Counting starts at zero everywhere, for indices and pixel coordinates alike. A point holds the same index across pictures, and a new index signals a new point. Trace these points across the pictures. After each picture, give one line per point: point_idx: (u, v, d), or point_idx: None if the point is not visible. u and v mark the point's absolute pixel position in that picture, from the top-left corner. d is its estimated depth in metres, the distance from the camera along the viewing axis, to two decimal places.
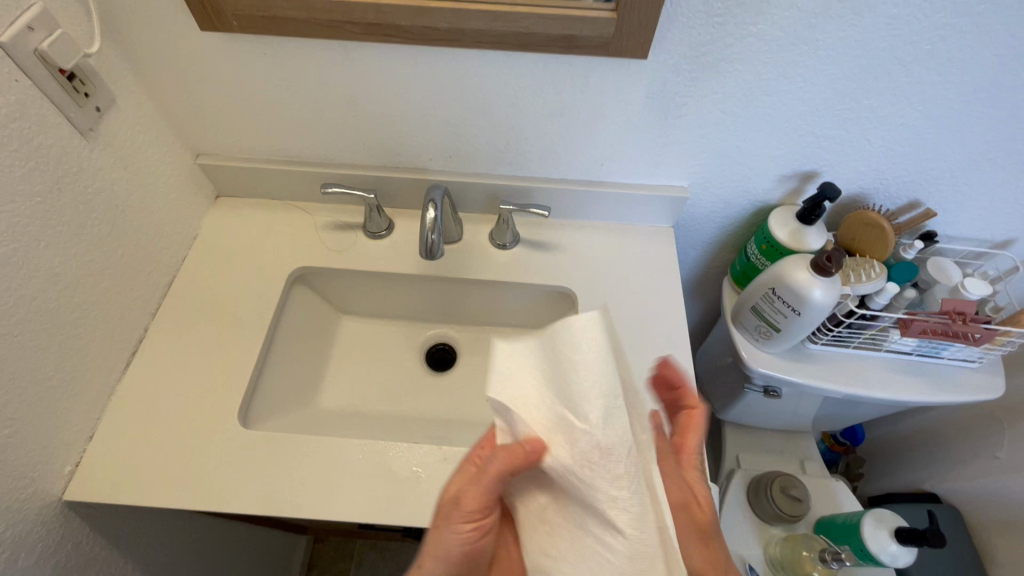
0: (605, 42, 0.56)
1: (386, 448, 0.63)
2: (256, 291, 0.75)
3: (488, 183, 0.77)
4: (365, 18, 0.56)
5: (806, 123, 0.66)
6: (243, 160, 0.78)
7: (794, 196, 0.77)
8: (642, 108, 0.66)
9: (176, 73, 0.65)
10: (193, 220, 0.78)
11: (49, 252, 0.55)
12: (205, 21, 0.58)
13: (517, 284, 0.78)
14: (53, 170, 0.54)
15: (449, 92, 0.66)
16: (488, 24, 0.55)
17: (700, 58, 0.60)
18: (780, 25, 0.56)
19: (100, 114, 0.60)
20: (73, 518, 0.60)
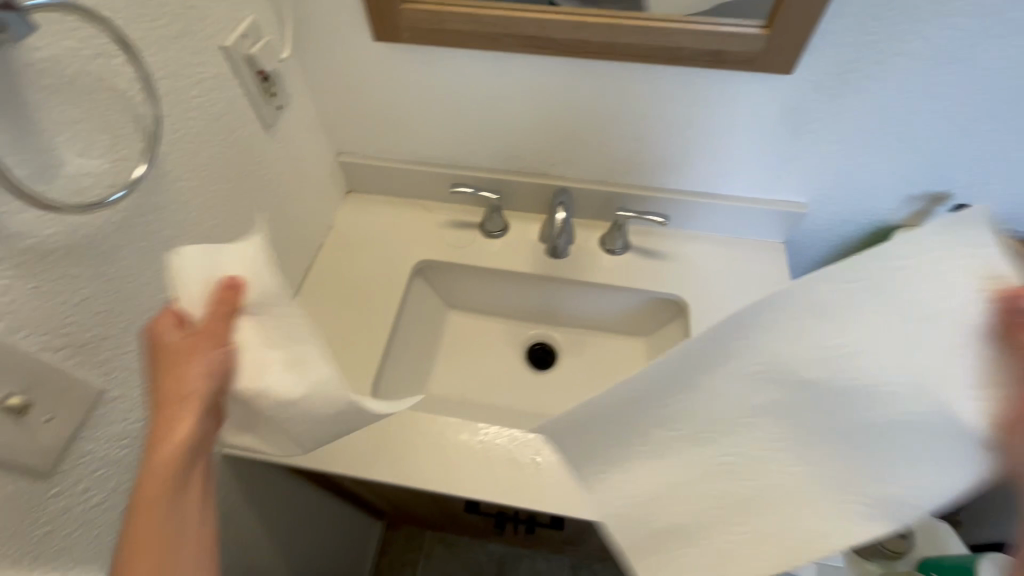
0: (753, 57, 0.59)
1: (504, 437, 0.68)
2: (382, 279, 0.81)
3: (605, 189, 0.80)
4: (525, 31, 0.60)
5: (945, 143, 0.65)
6: (378, 159, 0.84)
7: (920, 217, 0.76)
8: (774, 121, 0.67)
9: (340, 77, 0.73)
10: (329, 212, 0.85)
11: (235, 230, 0.62)
12: (381, 33, 0.65)
13: (621, 288, 0.81)
14: (244, 158, 0.62)
15: (584, 100, 0.69)
16: (640, 39, 0.59)
17: (843, 76, 0.61)
18: (935, 44, 0.56)
19: (280, 112, 0.68)
20: (225, 471, 0.67)
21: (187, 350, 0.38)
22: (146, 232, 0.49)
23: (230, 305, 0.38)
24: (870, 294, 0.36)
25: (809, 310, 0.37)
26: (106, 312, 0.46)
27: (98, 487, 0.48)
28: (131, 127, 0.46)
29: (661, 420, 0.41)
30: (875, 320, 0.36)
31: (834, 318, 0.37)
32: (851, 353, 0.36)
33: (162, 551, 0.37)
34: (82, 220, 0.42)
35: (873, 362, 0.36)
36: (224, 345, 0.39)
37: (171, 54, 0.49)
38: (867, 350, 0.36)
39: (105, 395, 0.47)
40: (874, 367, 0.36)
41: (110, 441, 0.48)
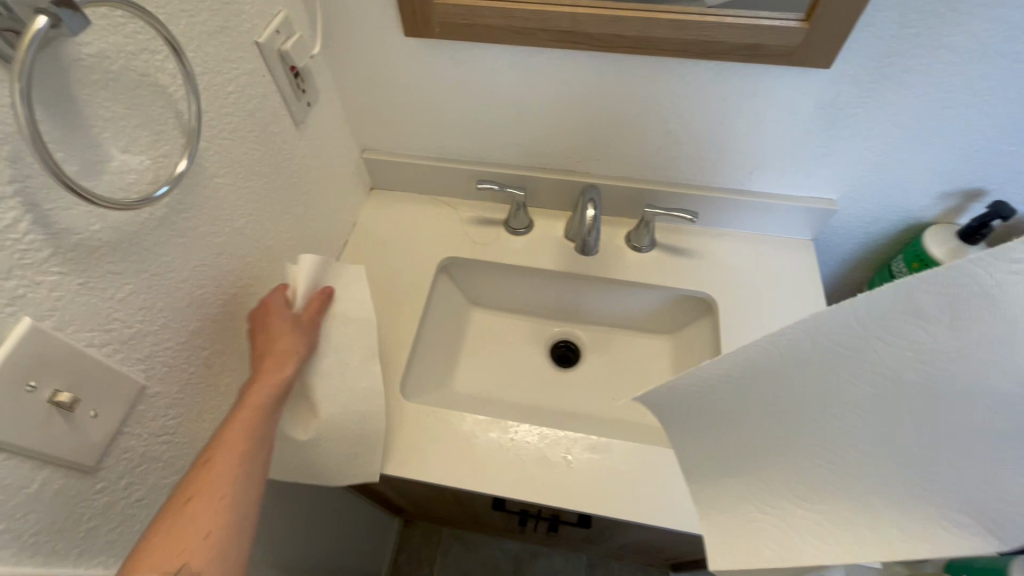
0: (791, 52, 0.58)
1: (533, 435, 0.67)
2: (407, 276, 0.81)
3: (632, 186, 0.79)
4: (558, 25, 0.60)
5: (984, 139, 0.64)
6: (402, 156, 0.84)
7: (954, 214, 0.75)
8: (808, 117, 0.66)
9: (368, 74, 0.73)
10: (353, 209, 0.85)
11: (266, 226, 0.62)
12: (412, 29, 0.64)
13: (648, 285, 0.80)
14: (276, 155, 0.62)
15: (614, 96, 0.69)
16: (676, 33, 0.58)
17: (881, 70, 0.60)
18: (978, 37, 0.55)
19: (309, 109, 0.67)
20: None
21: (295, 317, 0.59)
22: (185, 228, 0.49)
23: (321, 301, 0.63)
24: (938, 326, 0.28)
25: (879, 333, 0.30)
26: (148, 307, 0.46)
27: (139, 481, 0.48)
28: (171, 123, 0.45)
29: (764, 419, 0.37)
30: (979, 339, 0.28)
31: (915, 338, 0.29)
32: (948, 364, 0.29)
33: (246, 448, 0.48)
34: (126, 217, 0.42)
35: (981, 378, 0.28)
36: (310, 330, 0.60)
37: (209, 50, 0.49)
38: (968, 363, 0.28)
39: (147, 391, 0.47)
40: (994, 378, 0.28)
41: (150, 435, 0.49)
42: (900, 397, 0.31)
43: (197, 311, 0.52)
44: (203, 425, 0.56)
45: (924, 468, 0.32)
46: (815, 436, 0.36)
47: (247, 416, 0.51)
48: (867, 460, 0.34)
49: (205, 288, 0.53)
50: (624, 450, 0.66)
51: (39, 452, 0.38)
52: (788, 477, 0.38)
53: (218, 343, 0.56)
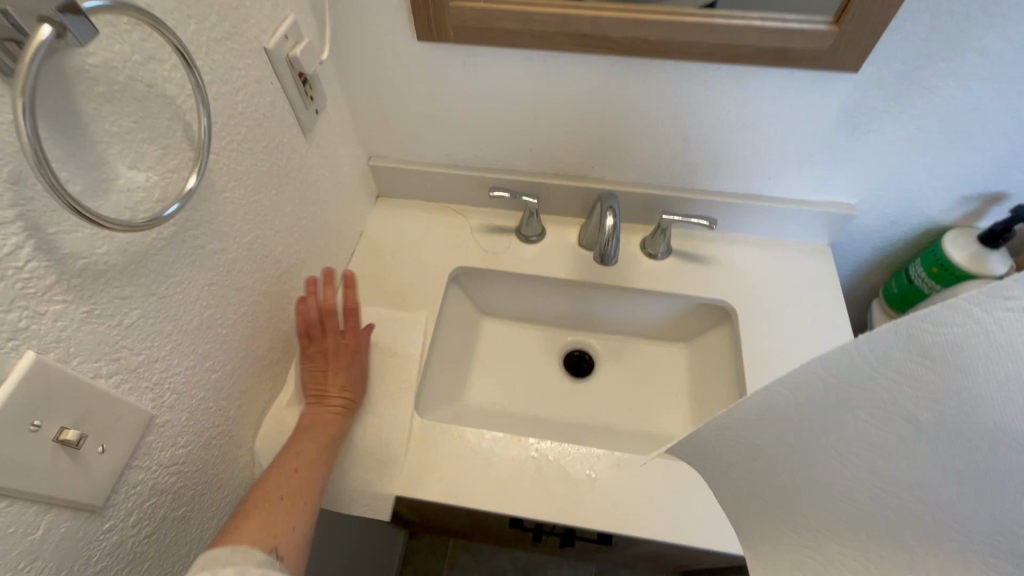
0: (817, 55, 0.56)
1: (554, 452, 0.65)
2: (418, 286, 0.78)
3: (647, 192, 0.77)
4: (578, 29, 0.58)
5: (1010, 143, 0.63)
6: (410, 163, 0.82)
7: (974, 218, 0.74)
8: (830, 121, 0.65)
9: (376, 79, 0.70)
10: (360, 218, 0.83)
11: (276, 240, 0.59)
12: (424, 33, 0.62)
13: (664, 294, 0.78)
14: (284, 166, 0.59)
15: (631, 101, 0.67)
16: (700, 36, 0.56)
17: (908, 74, 0.58)
18: (1010, 40, 0.54)
19: (317, 116, 0.65)
20: None
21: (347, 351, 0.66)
22: (194, 246, 0.46)
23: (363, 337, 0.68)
24: (941, 371, 0.24)
25: (887, 366, 0.26)
26: (157, 332, 0.43)
27: (148, 517, 0.45)
28: (180, 136, 0.43)
29: (786, 460, 0.33)
30: (991, 380, 0.23)
31: (920, 380, 0.25)
32: (965, 407, 0.24)
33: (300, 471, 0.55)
34: (135, 237, 0.39)
35: (1003, 421, 0.23)
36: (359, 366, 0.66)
37: (218, 58, 0.46)
38: (982, 404, 0.24)
39: (156, 421, 0.45)
40: (1011, 418, 0.23)
41: (160, 467, 0.46)
42: (918, 442, 0.26)
43: (208, 334, 0.49)
44: (213, 452, 0.53)
45: (961, 519, 0.26)
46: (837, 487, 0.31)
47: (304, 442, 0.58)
48: (906, 509, 0.28)
49: (215, 309, 0.50)
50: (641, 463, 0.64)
51: (45, 495, 0.35)
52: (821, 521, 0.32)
53: (227, 365, 0.53)
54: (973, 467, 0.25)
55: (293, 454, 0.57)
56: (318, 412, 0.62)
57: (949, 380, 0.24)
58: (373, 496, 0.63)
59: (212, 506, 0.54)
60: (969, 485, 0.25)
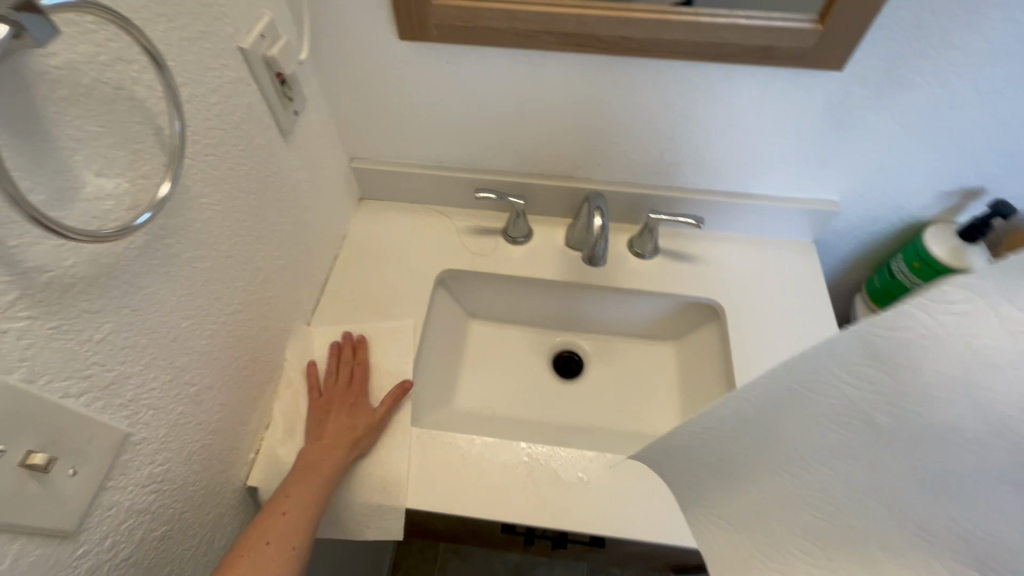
0: (802, 53, 0.56)
1: (545, 456, 0.65)
2: (404, 290, 0.77)
3: (634, 191, 0.77)
4: (564, 28, 0.57)
5: (988, 139, 0.64)
6: (394, 165, 0.80)
7: (954, 214, 0.75)
8: (814, 119, 0.65)
9: (358, 79, 0.68)
10: (343, 221, 0.81)
11: (256, 246, 0.57)
12: (406, 31, 0.61)
13: (653, 293, 0.78)
14: (263, 170, 0.57)
15: (617, 100, 0.66)
16: (686, 35, 0.56)
17: (891, 72, 0.59)
18: (988, 38, 0.55)
19: (297, 118, 0.63)
20: (248, 504, 0.62)
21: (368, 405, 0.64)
22: (169, 255, 0.44)
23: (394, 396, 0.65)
24: (894, 372, 0.26)
25: (848, 366, 0.28)
26: (131, 346, 0.41)
27: (125, 539, 0.43)
28: (152, 141, 0.41)
29: (758, 465, 0.34)
30: (939, 378, 0.25)
31: (876, 382, 0.27)
32: (917, 406, 0.26)
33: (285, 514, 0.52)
34: (104, 248, 0.37)
35: (954, 418, 0.25)
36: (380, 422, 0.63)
37: (190, 58, 0.44)
38: (932, 404, 0.25)
39: (132, 438, 0.43)
40: (958, 415, 0.25)
41: (137, 487, 0.44)
42: (877, 446, 0.28)
43: (185, 345, 0.48)
44: (194, 468, 0.51)
45: (921, 522, 0.27)
46: (798, 485, 0.32)
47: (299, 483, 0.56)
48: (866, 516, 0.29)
49: (193, 319, 0.48)
50: (637, 486, 0.62)
51: (9, 524, 0.33)
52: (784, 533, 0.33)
53: (207, 378, 0.51)
54: (925, 469, 0.26)
55: (282, 496, 0.54)
56: (318, 451, 0.59)
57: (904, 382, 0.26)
58: (361, 507, 0.61)
59: (194, 524, 0.52)
60: (927, 488, 0.26)
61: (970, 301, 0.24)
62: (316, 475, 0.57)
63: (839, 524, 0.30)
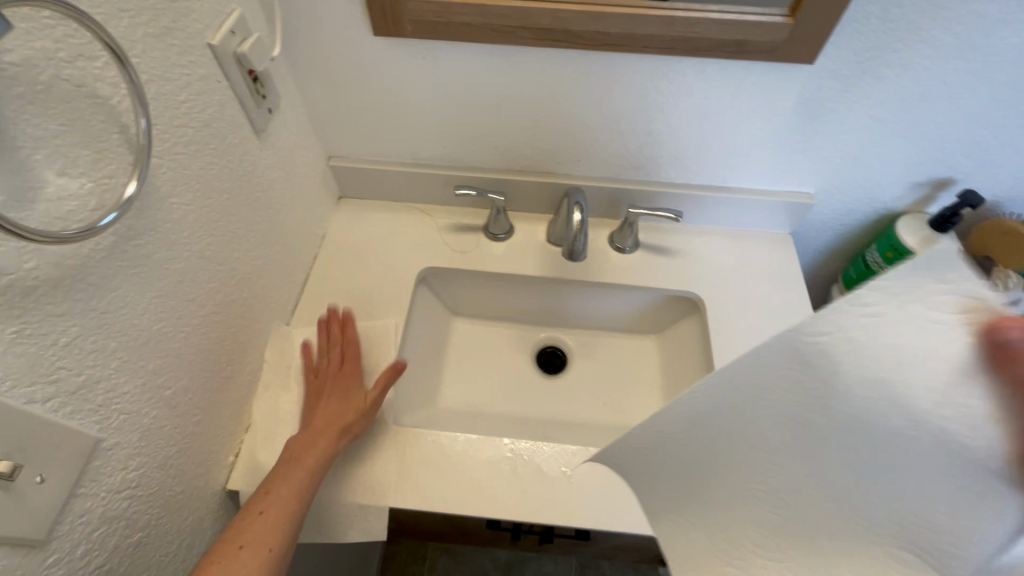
0: (775, 47, 0.57)
1: (530, 452, 0.65)
2: (385, 289, 0.76)
3: (614, 186, 0.77)
4: (539, 23, 0.57)
5: (954, 130, 0.66)
6: (372, 163, 0.79)
7: (925, 204, 0.76)
8: (788, 112, 0.66)
9: (333, 76, 0.68)
10: (322, 221, 0.80)
11: (231, 247, 0.56)
12: (381, 27, 0.60)
13: (634, 287, 0.78)
14: (236, 169, 0.56)
15: (595, 95, 0.67)
16: (661, 29, 0.56)
17: (861, 65, 0.60)
18: (953, 31, 0.56)
19: (271, 116, 0.62)
20: (228, 508, 0.61)
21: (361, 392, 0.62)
22: (138, 257, 0.43)
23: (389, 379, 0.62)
24: (820, 375, 0.28)
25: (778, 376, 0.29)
26: (100, 349, 0.40)
27: (98, 547, 0.42)
28: (117, 140, 0.40)
29: (702, 480, 0.33)
30: (861, 377, 0.27)
31: (802, 385, 0.28)
32: (848, 401, 0.28)
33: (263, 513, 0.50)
34: (69, 250, 0.36)
35: (889, 413, 0.27)
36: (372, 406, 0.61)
37: (156, 54, 0.43)
38: (862, 402, 0.27)
39: (103, 444, 0.42)
40: (885, 412, 0.27)
41: (110, 493, 0.43)
42: (813, 442, 0.30)
43: (159, 348, 0.47)
44: (170, 473, 0.50)
45: (865, 512, 0.29)
46: (748, 494, 0.32)
47: (285, 476, 0.54)
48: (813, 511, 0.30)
49: (165, 321, 0.47)
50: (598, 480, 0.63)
51: None
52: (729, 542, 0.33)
53: (183, 381, 0.50)
54: (860, 456, 0.28)
55: (264, 493, 0.52)
56: (303, 441, 0.57)
57: (843, 380, 0.27)
58: (344, 507, 0.61)
59: (172, 530, 0.51)
60: (860, 477, 0.29)
61: (884, 296, 0.25)
62: (304, 466, 0.55)
63: (794, 525, 0.31)
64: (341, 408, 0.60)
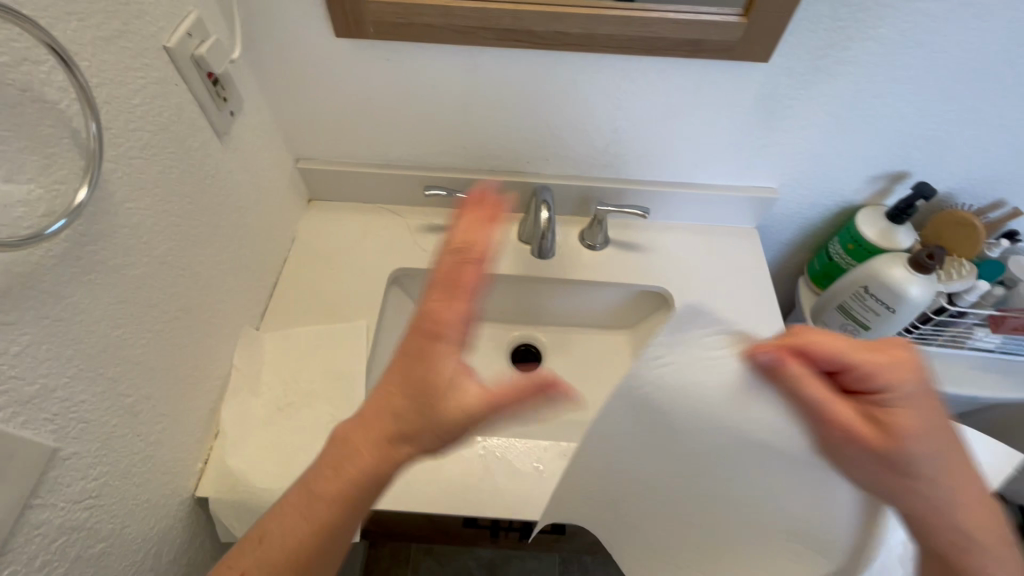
0: (731, 47, 0.58)
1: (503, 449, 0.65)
2: (357, 290, 0.76)
3: (583, 184, 0.78)
4: (501, 24, 0.58)
5: (906, 125, 0.68)
6: (341, 166, 0.79)
7: (882, 196, 0.79)
8: (748, 110, 0.68)
9: (297, 78, 0.67)
10: (291, 224, 0.79)
11: (193, 251, 0.56)
12: (342, 27, 0.60)
13: (605, 283, 0.79)
14: (198, 172, 0.56)
15: (560, 95, 0.67)
16: (621, 30, 0.57)
17: (815, 62, 0.62)
18: (900, 29, 0.58)
19: (233, 118, 0.61)
20: (198, 516, 0.60)
21: (456, 396, 0.40)
22: (92, 262, 0.43)
23: (531, 390, 0.38)
24: (656, 418, 0.43)
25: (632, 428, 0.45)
26: (54, 357, 0.40)
27: (58, 558, 0.42)
28: (67, 144, 0.39)
29: (643, 508, 0.51)
30: (679, 418, 0.43)
31: (646, 423, 0.44)
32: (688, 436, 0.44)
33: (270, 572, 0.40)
34: (17, 256, 0.36)
35: (706, 441, 0.44)
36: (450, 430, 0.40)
37: (107, 57, 0.43)
38: (690, 432, 0.43)
39: (60, 453, 0.41)
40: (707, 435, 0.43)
41: (70, 504, 0.42)
42: (687, 471, 0.47)
43: (118, 354, 0.46)
44: (134, 481, 0.49)
45: (739, 500, 0.47)
46: (675, 508, 0.50)
47: (294, 510, 0.42)
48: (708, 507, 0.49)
49: (124, 327, 0.47)
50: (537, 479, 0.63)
51: None
52: (666, 535, 0.52)
53: (145, 387, 0.50)
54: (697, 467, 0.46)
55: (259, 540, 0.42)
56: (336, 454, 0.42)
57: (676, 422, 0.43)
58: None
59: (137, 539, 0.51)
60: (722, 483, 0.47)
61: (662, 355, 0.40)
62: (318, 501, 0.42)
63: (712, 516, 0.49)
64: (401, 417, 0.41)
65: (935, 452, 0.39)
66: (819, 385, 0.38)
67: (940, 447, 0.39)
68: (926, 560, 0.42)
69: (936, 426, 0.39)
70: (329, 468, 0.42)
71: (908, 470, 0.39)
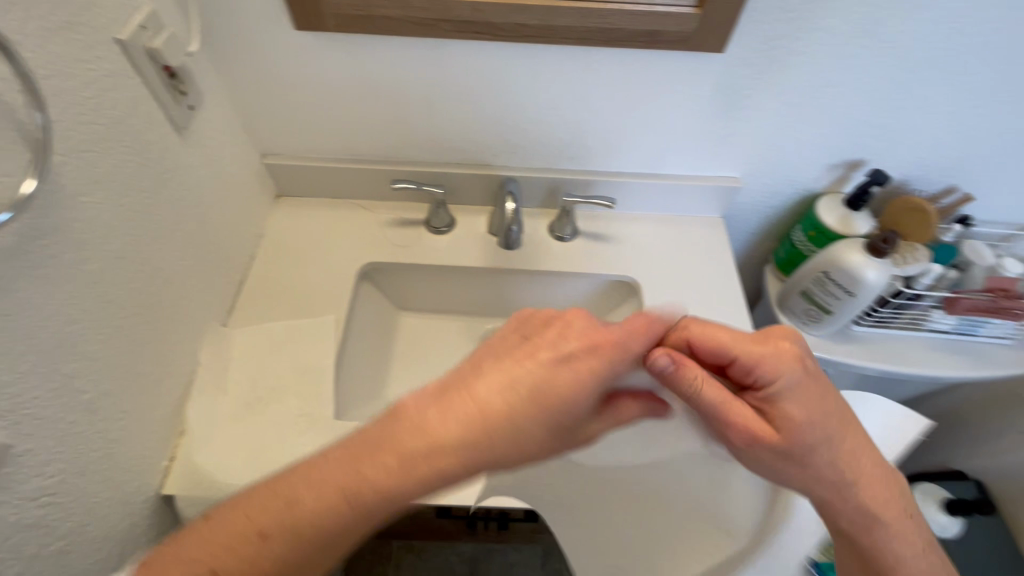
0: (686, 38, 0.60)
1: None
2: (326, 285, 0.76)
3: (551, 175, 0.79)
4: (460, 16, 0.58)
5: (859, 113, 0.70)
6: (308, 161, 0.79)
7: (841, 183, 0.81)
8: (707, 100, 0.69)
9: (259, 72, 0.67)
10: (258, 220, 0.79)
11: (153, 246, 0.55)
12: (302, 19, 0.60)
13: (574, 274, 0.80)
14: (156, 166, 0.55)
15: (524, 87, 0.68)
16: (579, 21, 0.58)
17: (769, 53, 0.64)
18: (848, 19, 0.60)
19: (193, 112, 0.61)
20: (165, 513, 0.60)
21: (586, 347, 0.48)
22: (42, 256, 0.42)
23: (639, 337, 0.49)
24: None
25: None
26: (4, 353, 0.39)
27: (14, 556, 0.41)
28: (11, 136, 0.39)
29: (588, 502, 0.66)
30: None
31: None
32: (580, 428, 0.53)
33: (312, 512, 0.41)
34: None
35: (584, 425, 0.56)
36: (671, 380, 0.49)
37: (54, 48, 0.42)
38: None
39: (13, 450, 0.40)
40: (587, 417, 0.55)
41: (25, 501, 0.42)
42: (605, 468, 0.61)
43: (72, 350, 0.45)
44: (94, 478, 0.49)
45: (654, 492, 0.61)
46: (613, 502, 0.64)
47: (338, 464, 0.43)
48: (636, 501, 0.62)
49: (78, 322, 0.46)
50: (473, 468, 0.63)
51: None
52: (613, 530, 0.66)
53: (104, 383, 0.49)
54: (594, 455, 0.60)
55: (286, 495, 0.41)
56: (407, 414, 0.45)
57: None
58: None
59: (99, 537, 0.50)
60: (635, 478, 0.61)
61: None
62: (406, 446, 0.43)
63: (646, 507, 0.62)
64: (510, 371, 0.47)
65: (828, 433, 0.45)
66: (712, 384, 0.47)
67: (829, 431, 0.45)
68: (854, 533, 0.48)
69: (822, 406, 0.46)
70: (445, 417, 0.44)
71: (801, 455, 0.46)
